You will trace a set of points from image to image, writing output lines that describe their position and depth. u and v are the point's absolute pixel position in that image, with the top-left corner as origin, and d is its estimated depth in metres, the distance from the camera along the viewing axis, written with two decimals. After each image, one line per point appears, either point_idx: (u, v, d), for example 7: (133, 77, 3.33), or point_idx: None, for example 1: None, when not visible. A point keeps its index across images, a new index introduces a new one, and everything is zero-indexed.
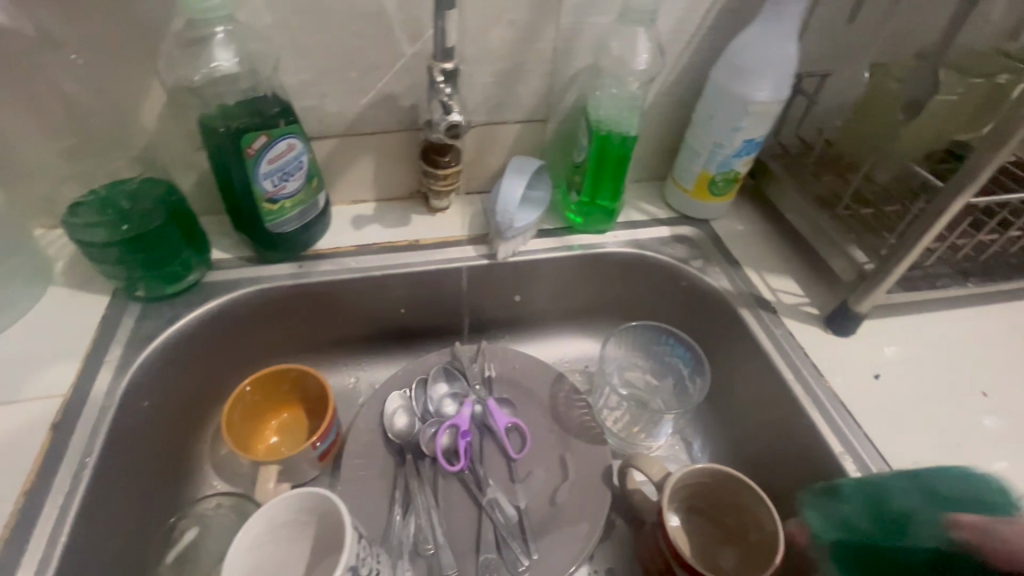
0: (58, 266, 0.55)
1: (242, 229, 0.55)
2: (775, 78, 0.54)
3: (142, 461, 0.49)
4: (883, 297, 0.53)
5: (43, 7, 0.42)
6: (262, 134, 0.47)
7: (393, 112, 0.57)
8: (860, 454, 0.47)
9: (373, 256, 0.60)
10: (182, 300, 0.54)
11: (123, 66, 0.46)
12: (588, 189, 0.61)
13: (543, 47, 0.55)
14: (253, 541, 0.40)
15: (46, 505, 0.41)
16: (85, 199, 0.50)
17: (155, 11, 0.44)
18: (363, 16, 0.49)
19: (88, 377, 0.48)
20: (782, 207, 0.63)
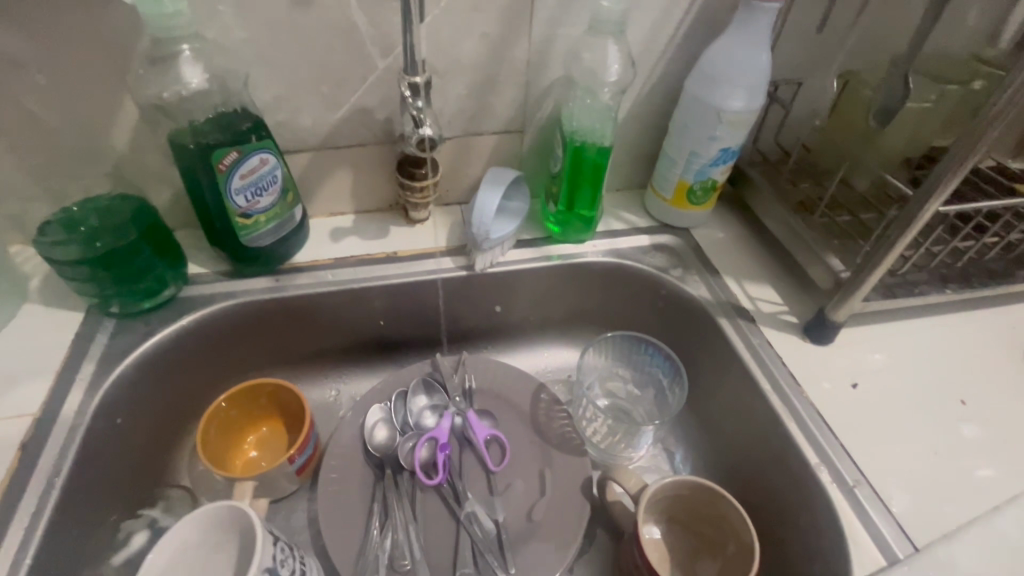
0: (34, 283, 0.55)
1: (217, 244, 0.54)
2: (748, 87, 0.54)
3: (115, 479, 0.48)
4: (859, 305, 0.52)
5: (8, 27, 0.42)
6: (233, 150, 0.47)
7: (367, 125, 0.57)
8: (836, 465, 0.46)
9: (350, 269, 0.60)
10: (157, 316, 0.54)
11: (93, 84, 0.46)
12: (565, 199, 0.61)
13: (516, 58, 0.55)
14: (167, 566, 0.40)
15: (11, 527, 0.40)
16: (54, 217, 0.50)
17: (122, 29, 0.44)
18: (333, 31, 0.50)
19: (59, 395, 0.47)
20: (761, 214, 0.63)
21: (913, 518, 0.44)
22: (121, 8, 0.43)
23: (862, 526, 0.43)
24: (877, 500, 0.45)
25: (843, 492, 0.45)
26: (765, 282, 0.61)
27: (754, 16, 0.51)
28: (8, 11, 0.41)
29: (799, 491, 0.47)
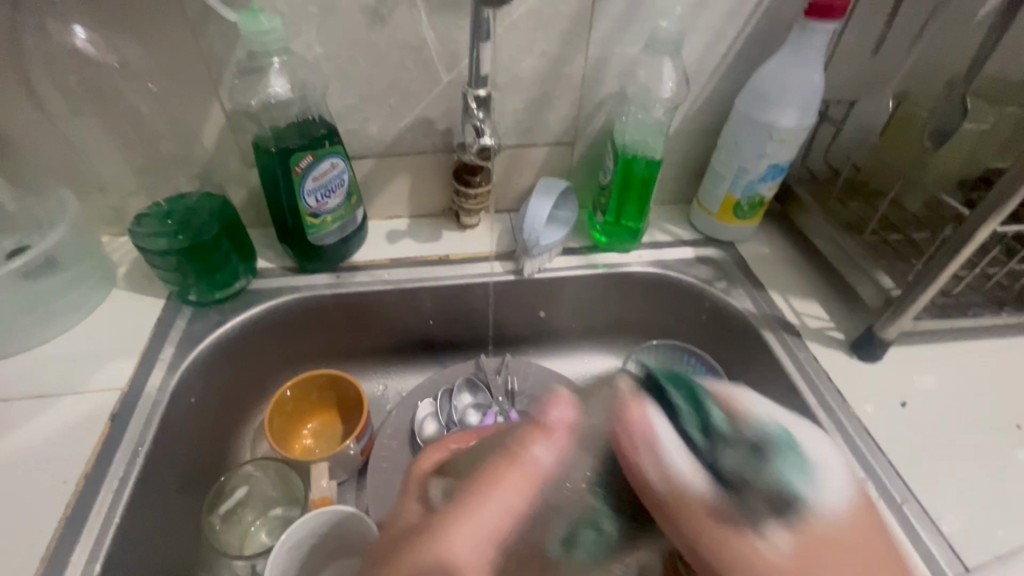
0: (121, 271, 0.60)
1: (287, 241, 0.59)
2: (801, 106, 0.55)
3: (189, 453, 0.52)
4: (910, 323, 0.52)
5: (126, 39, 0.47)
6: (308, 154, 0.51)
7: (429, 134, 0.60)
8: (884, 481, 0.46)
9: (405, 270, 0.63)
10: (229, 306, 0.58)
11: (190, 92, 0.51)
12: (614, 210, 0.63)
13: (573, 73, 0.58)
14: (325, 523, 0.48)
15: (103, 488, 0.44)
16: (149, 212, 0.55)
17: (220, 43, 0.49)
18: (403, 47, 0.53)
19: (144, 373, 0.52)
20: (807, 230, 0.64)
21: (964, 538, 0.43)
22: (220, 25, 0.48)
23: (913, 545, 0.43)
24: (927, 518, 0.44)
25: (891, 510, 0.45)
26: (810, 298, 0.61)
27: (807, 38, 0.52)
28: (127, 25, 0.46)
29: None
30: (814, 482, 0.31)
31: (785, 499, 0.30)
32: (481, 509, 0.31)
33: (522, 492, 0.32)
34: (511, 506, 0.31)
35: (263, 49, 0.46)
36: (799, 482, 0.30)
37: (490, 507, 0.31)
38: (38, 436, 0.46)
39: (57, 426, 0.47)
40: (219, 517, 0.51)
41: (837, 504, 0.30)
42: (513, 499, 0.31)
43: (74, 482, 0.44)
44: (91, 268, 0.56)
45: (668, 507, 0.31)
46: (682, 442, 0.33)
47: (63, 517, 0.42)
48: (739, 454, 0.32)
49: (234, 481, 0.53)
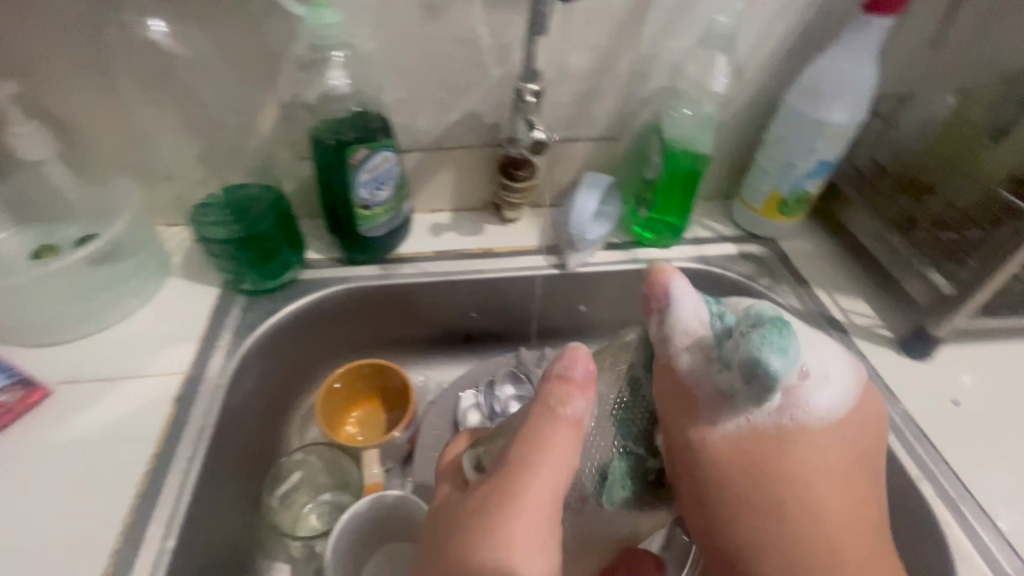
0: (175, 259, 0.61)
1: (337, 233, 0.60)
2: (852, 103, 0.55)
3: (245, 437, 0.54)
4: (963, 322, 0.52)
5: (193, 33, 0.49)
6: (364, 147, 0.51)
7: (476, 128, 0.61)
8: (937, 478, 0.47)
9: (449, 262, 0.64)
10: (280, 295, 0.59)
11: (250, 85, 0.53)
12: (659, 205, 0.63)
13: (622, 68, 0.58)
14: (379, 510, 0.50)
15: (172, 469, 0.46)
16: (209, 202, 0.57)
17: (280, 37, 0.50)
18: (457, 41, 0.54)
19: (203, 358, 0.53)
20: (854, 227, 0.64)
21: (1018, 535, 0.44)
22: (283, 19, 0.49)
23: (967, 540, 0.43)
24: (981, 516, 0.44)
25: (945, 506, 0.45)
26: (856, 295, 0.61)
27: (861, 31, 0.52)
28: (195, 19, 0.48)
29: (896, 501, 0.48)
30: (790, 364, 0.33)
31: (763, 386, 0.33)
32: (544, 471, 0.31)
33: (574, 439, 0.33)
34: (570, 458, 0.32)
35: (327, 43, 0.47)
36: (774, 361, 0.32)
37: (552, 462, 0.31)
38: (107, 417, 0.48)
39: (124, 407, 0.49)
40: (278, 499, 0.54)
41: (831, 408, 0.35)
42: (569, 448, 0.32)
43: (144, 462, 0.45)
44: (150, 256, 0.57)
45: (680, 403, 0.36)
46: (701, 340, 0.36)
47: (137, 495, 0.44)
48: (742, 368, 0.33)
49: (291, 465, 0.55)
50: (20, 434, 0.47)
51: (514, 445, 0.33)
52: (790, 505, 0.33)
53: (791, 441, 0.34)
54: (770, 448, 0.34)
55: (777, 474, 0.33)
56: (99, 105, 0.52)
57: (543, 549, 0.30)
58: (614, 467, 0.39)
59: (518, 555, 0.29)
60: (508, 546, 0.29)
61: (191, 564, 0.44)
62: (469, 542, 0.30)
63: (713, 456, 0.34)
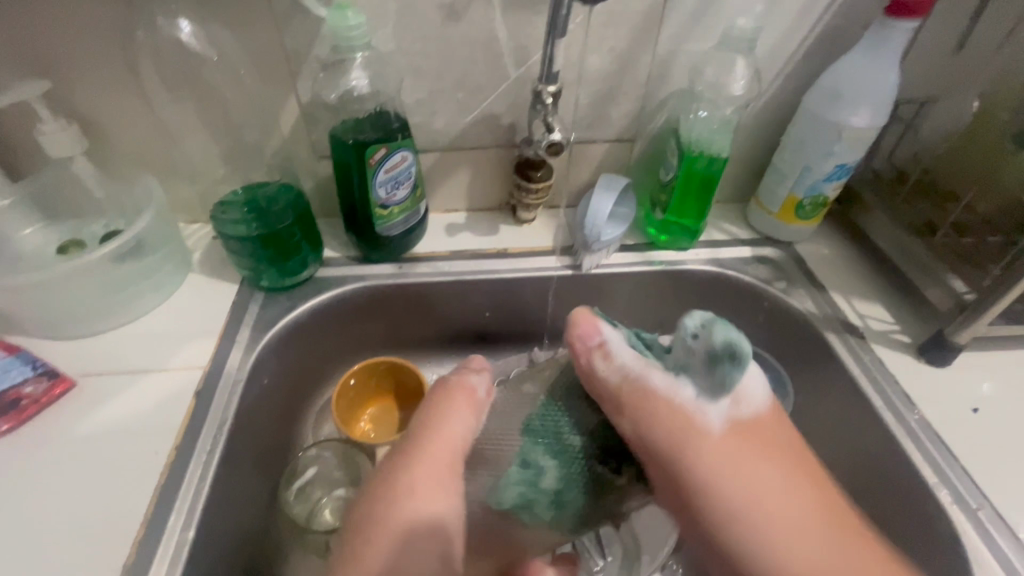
0: (196, 256, 0.63)
1: (354, 231, 0.60)
2: (874, 106, 0.54)
3: (263, 431, 0.55)
4: (984, 329, 0.51)
5: (219, 34, 0.50)
6: (382, 146, 0.52)
7: (493, 129, 0.61)
8: (955, 484, 0.46)
9: (464, 261, 0.64)
10: (298, 292, 0.60)
11: (272, 85, 0.54)
12: (674, 208, 0.63)
13: (640, 70, 0.58)
14: None
15: (192, 461, 0.46)
16: (230, 200, 0.57)
17: (303, 38, 0.51)
18: (476, 43, 0.54)
19: (223, 353, 0.54)
20: (873, 233, 0.63)
21: None
22: (305, 20, 0.50)
23: (987, 549, 0.43)
24: (1002, 525, 0.44)
25: (965, 514, 0.44)
26: (874, 300, 0.61)
27: (883, 36, 0.52)
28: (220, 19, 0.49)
29: (914, 508, 0.47)
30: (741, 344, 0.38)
31: (719, 390, 0.37)
32: (444, 437, 0.39)
33: (474, 411, 0.41)
34: (467, 428, 0.40)
35: (348, 44, 0.48)
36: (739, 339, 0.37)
37: (449, 427, 0.39)
38: (130, 409, 0.49)
39: (146, 400, 0.50)
40: (294, 492, 0.54)
41: (750, 405, 0.38)
42: (466, 417, 0.40)
43: (165, 454, 0.46)
44: (172, 253, 0.58)
45: (630, 404, 0.37)
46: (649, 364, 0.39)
47: (158, 486, 0.45)
48: (702, 367, 0.38)
49: (306, 460, 0.56)
50: (46, 425, 0.48)
51: (423, 413, 0.41)
52: (718, 492, 0.35)
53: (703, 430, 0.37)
54: (692, 432, 0.37)
55: (700, 467, 0.36)
56: (126, 103, 0.53)
57: (440, 499, 0.37)
58: (513, 470, 0.37)
59: (416, 500, 0.37)
60: (407, 496, 0.37)
61: (209, 554, 0.44)
62: (382, 491, 0.38)
63: (639, 449, 0.37)
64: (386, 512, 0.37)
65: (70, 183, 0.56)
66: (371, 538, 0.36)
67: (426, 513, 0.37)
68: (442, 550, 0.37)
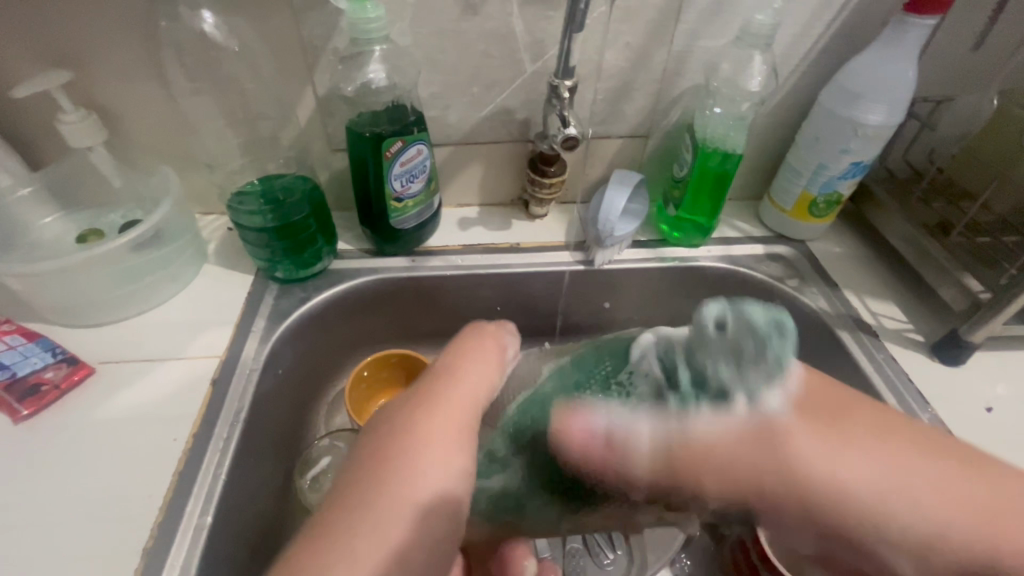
0: (212, 247, 0.63)
1: (368, 224, 0.61)
2: (890, 103, 0.54)
3: (278, 419, 0.55)
4: (999, 328, 0.51)
5: (239, 25, 0.50)
6: (399, 139, 0.52)
7: (507, 124, 0.62)
8: None
9: (477, 255, 0.64)
10: (312, 283, 0.61)
11: (290, 77, 0.54)
12: (687, 204, 0.63)
13: (655, 66, 0.58)
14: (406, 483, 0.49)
15: (209, 448, 0.47)
16: (248, 189, 0.58)
17: (322, 31, 0.51)
18: (492, 37, 0.54)
19: (239, 343, 0.55)
20: (887, 232, 0.62)
21: None
22: (324, 12, 0.50)
23: None
24: None
25: None
26: (887, 299, 0.61)
27: (901, 32, 0.51)
28: (240, 10, 0.49)
29: None
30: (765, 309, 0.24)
31: (774, 376, 0.24)
32: (464, 388, 0.34)
33: (496, 365, 0.36)
34: (489, 379, 0.35)
35: (367, 37, 0.48)
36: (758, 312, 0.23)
37: (469, 379, 0.35)
38: (148, 396, 0.50)
39: (164, 387, 0.51)
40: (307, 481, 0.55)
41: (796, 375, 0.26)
42: (490, 373, 0.35)
43: (183, 440, 0.47)
44: (189, 243, 0.59)
45: (677, 466, 0.25)
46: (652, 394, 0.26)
47: (176, 471, 0.45)
48: (726, 356, 0.23)
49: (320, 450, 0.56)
50: (65, 411, 0.49)
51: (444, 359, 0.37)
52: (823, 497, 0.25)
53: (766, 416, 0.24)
54: (767, 452, 0.25)
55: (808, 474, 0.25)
56: (145, 93, 0.54)
57: (459, 451, 0.32)
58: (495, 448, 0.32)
59: (432, 452, 0.31)
60: (420, 450, 0.31)
61: (226, 540, 0.45)
62: (387, 451, 0.32)
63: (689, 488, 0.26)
64: (397, 469, 0.31)
65: (89, 172, 0.57)
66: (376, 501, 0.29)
67: (445, 468, 0.31)
68: (452, 521, 0.31)
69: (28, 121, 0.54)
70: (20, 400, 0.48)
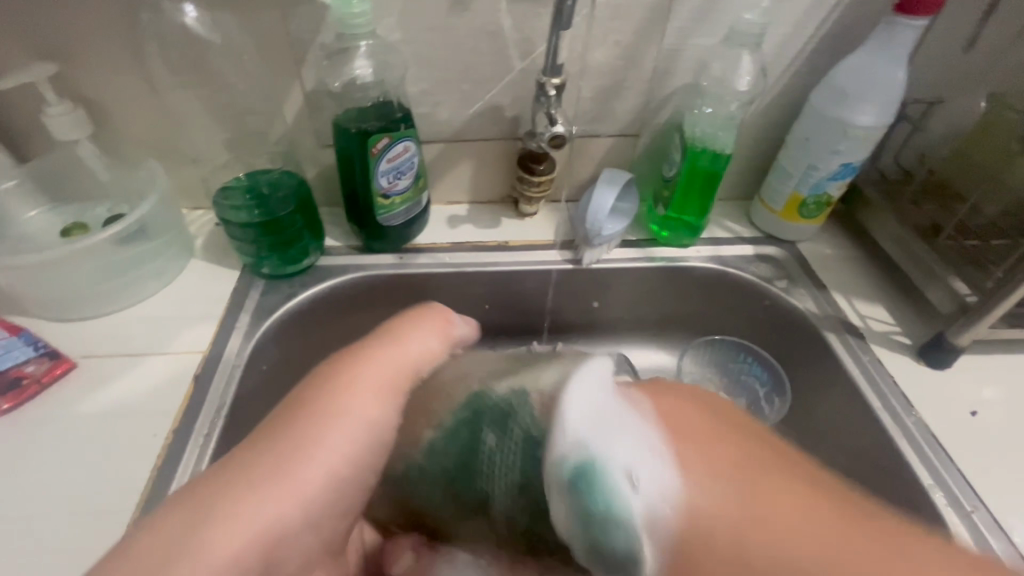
0: (198, 242, 0.63)
1: (356, 221, 0.60)
2: (880, 104, 0.54)
3: (261, 416, 0.55)
4: (985, 331, 0.51)
5: (225, 19, 0.50)
6: (386, 135, 0.52)
7: (497, 121, 0.61)
8: (950, 486, 0.46)
9: (466, 253, 0.64)
10: (298, 280, 0.60)
11: (276, 72, 0.54)
12: (676, 204, 0.63)
13: (645, 64, 0.58)
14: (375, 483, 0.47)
15: (189, 444, 0.47)
16: (233, 184, 0.57)
17: (308, 26, 0.51)
18: (481, 34, 0.54)
19: (223, 339, 0.54)
20: (877, 233, 0.62)
21: None
22: (310, 7, 0.50)
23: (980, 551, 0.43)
24: (997, 527, 0.44)
25: (959, 517, 0.44)
26: (876, 302, 0.60)
27: (892, 33, 0.51)
28: (225, 4, 0.49)
29: (908, 509, 0.47)
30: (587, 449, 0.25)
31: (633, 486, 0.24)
32: (401, 352, 0.33)
33: (443, 336, 0.35)
34: (429, 343, 0.34)
35: (353, 33, 0.48)
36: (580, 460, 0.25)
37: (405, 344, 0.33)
38: (130, 391, 0.50)
39: (146, 382, 0.50)
40: None
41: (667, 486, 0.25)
42: (429, 338, 0.34)
43: (164, 436, 0.47)
44: (175, 238, 0.59)
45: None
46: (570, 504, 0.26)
47: (156, 467, 0.45)
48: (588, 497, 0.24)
49: None
50: (46, 405, 0.48)
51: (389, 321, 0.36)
52: None
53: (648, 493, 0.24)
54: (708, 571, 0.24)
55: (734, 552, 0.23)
56: (130, 87, 0.53)
57: (377, 407, 0.31)
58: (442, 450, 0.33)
59: (348, 409, 0.30)
60: (332, 409, 0.30)
61: None
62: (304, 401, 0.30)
63: None
64: (310, 414, 0.29)
65: (74, 166, 0.56)
66: (281, 446, 0.28)
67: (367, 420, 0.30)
68: (367, 480, 0.31)
69: (12, 113, 0.54)
70: (1, 394, 0.48)
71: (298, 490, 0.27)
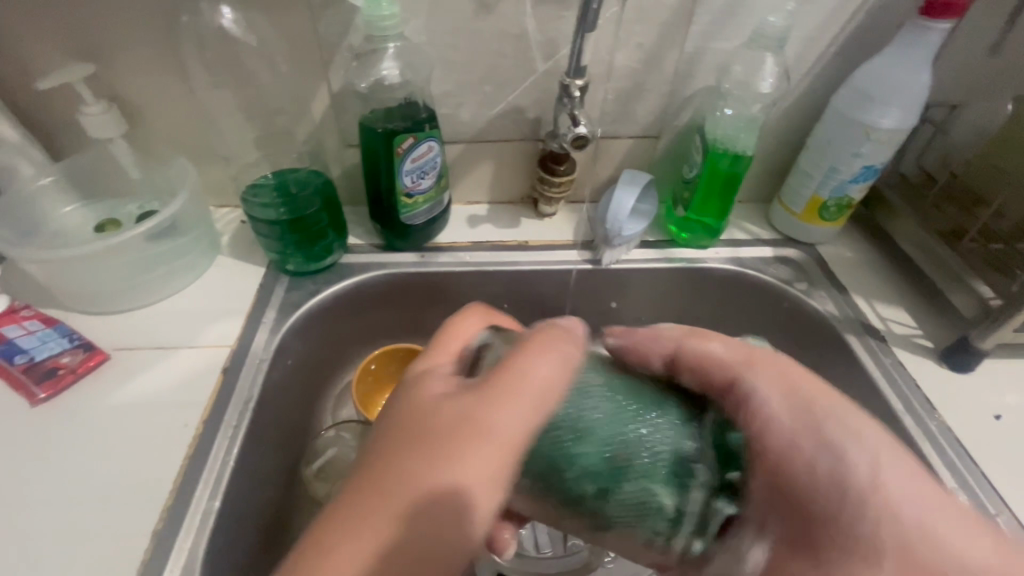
0: (225, 239, 0.64)
1: (379, 219, 0.61)
2: (904, 107, 0.54)
3: (286, 410, 0.56)
4: (1010, 335, 0.51)
5: (258, 21, 0.51)
6: (410, 136, 0.53)
7: (518, 122, 0.62)
8: (974, 489, 0.46)
9: (486, 253, 0.65)
10: (322, 276, 0.61)
11: (305, 73, 0.55)
12: (696, 205, 0.63)
13: (667, 66, 0.58)
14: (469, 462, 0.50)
15: (218, 435, 0.48)
16: (263, 181, 0.59)
17: (337, 28, 0.52)
18: (505, 36, 0.55)
19: (249, 333, 0.56)
20: (896, 236, 0.63)
21: None
22: (340, 10, 0.51)
23: None
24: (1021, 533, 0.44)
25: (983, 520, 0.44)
26: (897, 305, 0.60)
27: (916, 36, 0.51)
28: (257, 6, 0.50)
29: None
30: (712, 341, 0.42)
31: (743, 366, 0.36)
32: (509, 393, 0.31)
33: (560, 365, 0.32)
34: (545, 374, 0.32)
35: (381, 35, 0.49)
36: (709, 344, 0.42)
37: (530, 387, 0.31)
38: (161, 382, 0.51)
39: (176, 375, 0.52)
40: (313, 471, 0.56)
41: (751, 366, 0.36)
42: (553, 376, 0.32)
43: (194, 427, 0.48)
44: (203, 234, 0.60)
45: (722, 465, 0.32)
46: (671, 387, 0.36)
47: (187, 457, 0.46)
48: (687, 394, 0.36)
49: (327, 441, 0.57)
50: (80, 395, 0.50)
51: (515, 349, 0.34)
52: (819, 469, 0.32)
53: (751, 392, 0.34)
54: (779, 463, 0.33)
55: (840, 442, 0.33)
56: (163, 87, 0.55)
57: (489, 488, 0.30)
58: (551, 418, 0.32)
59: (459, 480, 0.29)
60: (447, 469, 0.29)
61: (232, 526, 0.46)
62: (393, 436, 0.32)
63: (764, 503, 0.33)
64: (403, 468, 0.30)
65: (109, 163, 0.58)
66: (381, 487, 0.30)
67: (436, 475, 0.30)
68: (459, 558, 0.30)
69: (50, 111, 0.56)
70: (38, 382, 0.49)
71: (381, 536, 0.29)
